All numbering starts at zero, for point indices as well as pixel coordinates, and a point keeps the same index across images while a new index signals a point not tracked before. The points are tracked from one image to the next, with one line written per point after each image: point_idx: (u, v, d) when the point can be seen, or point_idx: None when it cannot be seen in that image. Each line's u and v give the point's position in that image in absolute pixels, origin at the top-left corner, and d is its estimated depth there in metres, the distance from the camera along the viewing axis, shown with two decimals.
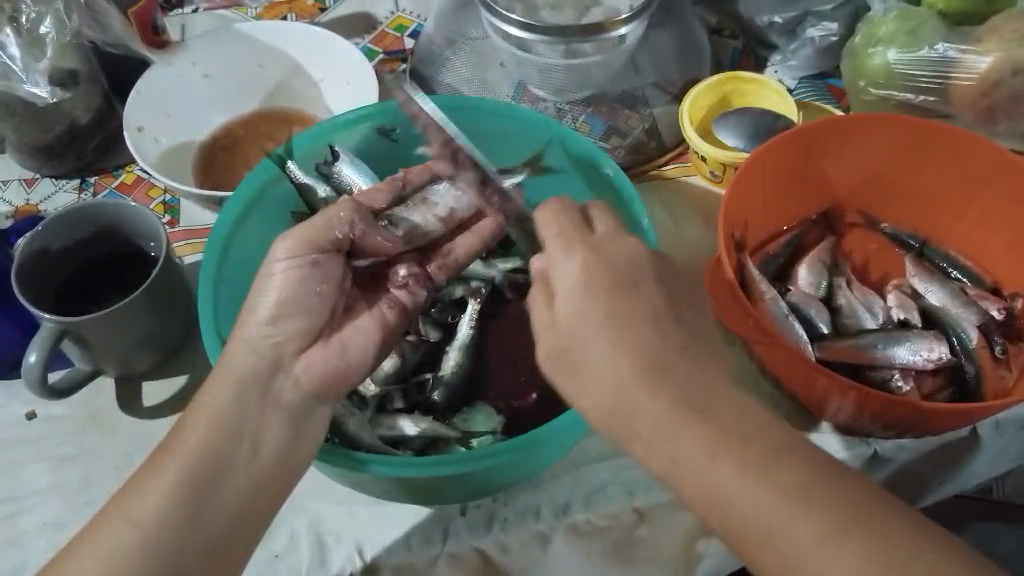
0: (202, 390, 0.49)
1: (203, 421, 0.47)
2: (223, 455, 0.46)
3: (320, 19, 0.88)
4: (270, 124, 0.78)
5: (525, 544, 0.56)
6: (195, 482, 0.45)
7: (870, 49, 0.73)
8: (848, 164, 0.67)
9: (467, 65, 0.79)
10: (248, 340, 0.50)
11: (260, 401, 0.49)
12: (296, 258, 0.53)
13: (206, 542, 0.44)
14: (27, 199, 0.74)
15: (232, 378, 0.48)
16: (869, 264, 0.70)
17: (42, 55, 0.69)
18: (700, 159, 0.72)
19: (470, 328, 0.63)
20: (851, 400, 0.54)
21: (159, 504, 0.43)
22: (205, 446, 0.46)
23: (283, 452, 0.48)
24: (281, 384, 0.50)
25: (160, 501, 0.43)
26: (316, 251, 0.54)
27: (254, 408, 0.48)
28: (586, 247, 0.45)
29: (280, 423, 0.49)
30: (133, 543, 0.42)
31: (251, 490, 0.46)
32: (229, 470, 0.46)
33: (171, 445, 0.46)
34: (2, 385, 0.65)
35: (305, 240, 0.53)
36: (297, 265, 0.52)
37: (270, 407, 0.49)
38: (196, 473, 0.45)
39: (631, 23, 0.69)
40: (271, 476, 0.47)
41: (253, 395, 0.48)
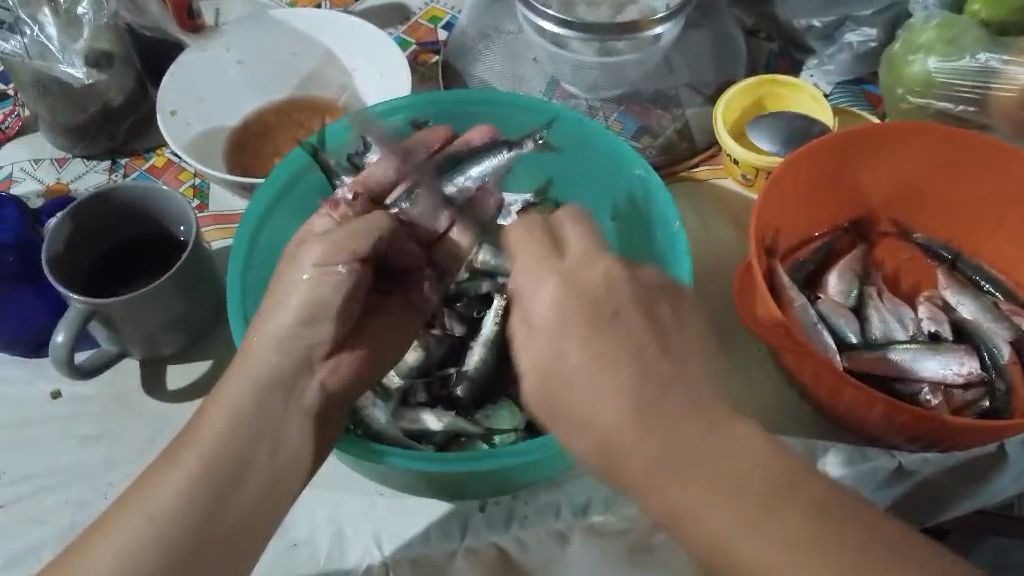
0: (226, 379, 0.48)
1: (222, 415, 0.46)
2: (245, 447, 0.46)
3: (354, 8, 0.87)
4: (302, 113, 0.78)
5: (541, 541, 0.56)
6: (219, 475, 0.44)
7: (909, 56, 0.71)
8: (883, 173, 0.66)
9: (502, 59, 0.79)
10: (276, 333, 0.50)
11: (287, 398, 0.48)
12: (327, 266, 0.50)
13: (223, 537, 0.43)
14: (58, 177, 0.75)
15: (258, 370, 0.48)
16: (901, 276, 0.69)
17: (79, 34, 0.68)
18: (732, 162, 0.72)
19: (495, 322, 0.62)
20: (878, 411, 0.53)
21: (180, 498, 0.43)
22: (226, 438, 0.45)
23: (300, 448, 0.48)
24: (307, 383, 0.50)
25: (176, 496, 0.43)
26: (354, 260, 0.51)
27: (276, 405, 0.48)
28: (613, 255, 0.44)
29: (301, 419, 0.49)
30: (151, 532, 0.41)
31: (268, 486, 0.46)
32: (248, 463, 0.45)
33: (191, 435, 0.45)
34: (30, 363, 0.66)
35: (342, 246, 0.51)
36: (328, 272, 0.50)
37: (293, 401, 0.49)
38: (218, 468, 0.44)
39: (668, 22, 0.68)
40: (292, 473, 0.47)
41: (277, 390, 0.48)
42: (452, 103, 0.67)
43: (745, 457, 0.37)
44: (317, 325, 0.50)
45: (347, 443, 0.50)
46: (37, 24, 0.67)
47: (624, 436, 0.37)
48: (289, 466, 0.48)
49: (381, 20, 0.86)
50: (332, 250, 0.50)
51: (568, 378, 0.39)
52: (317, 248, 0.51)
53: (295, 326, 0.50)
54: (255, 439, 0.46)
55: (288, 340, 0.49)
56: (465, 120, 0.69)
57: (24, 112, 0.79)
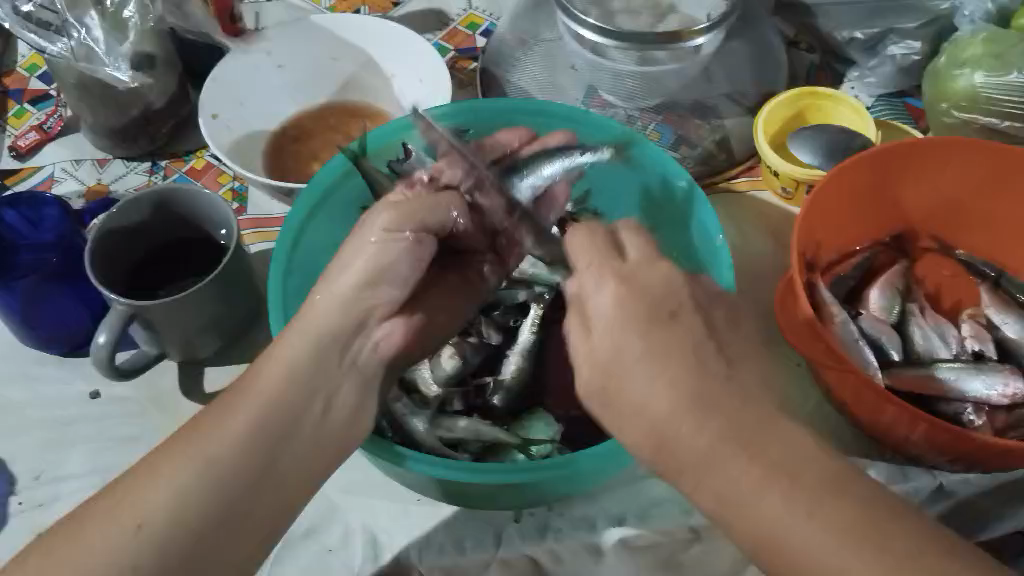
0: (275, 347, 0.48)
1: None
2: (295, 407, 0.45)
3: (393, 13, 0.88)
4: (339, 119, 0.79)
5: (576, 554, 0.56)
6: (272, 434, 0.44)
7: (955, 70, 0.71)
8: (927, 191, 0.66)
9: (542, 66, 0.77)
10: None
11: (337, 377, 0.47)
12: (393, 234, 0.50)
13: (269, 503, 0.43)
14: (98, 178, 0.75)
15: None
16: (942, 292, 0.69)
17: (124, 38, 0.68)
18: (772, 174, 0.71)
19: (532, 331, 0.63)
20: (918, 432, 0.53)
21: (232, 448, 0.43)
22: (279, 392, 0.45)
23: (348, 408, 0.48)
24: (360, 344, 0.49)
25: (204, 479, 0.41)
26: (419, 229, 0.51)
27: None
28: (655, 274, 0.44)
29: (354, 382, 0.49)
30: (176, 513, 0.40)
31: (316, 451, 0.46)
32: (298, 426, 0.45)
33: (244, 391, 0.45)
34: (69, 363, 0.66)
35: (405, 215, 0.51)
36: (396, 238, 0.50)
37: (347, 364, 0.48)
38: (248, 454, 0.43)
39: (709, 33, 0.68)
40: (342, 436, 0.47)
41: (330, 350, 0.48)
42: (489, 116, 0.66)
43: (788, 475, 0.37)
44: (378, 288, 0.50)
45: (372, 443, 0.50)
46: (84, 27, 0.66)
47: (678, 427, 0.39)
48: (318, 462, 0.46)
49: (420, 24, 0.87)
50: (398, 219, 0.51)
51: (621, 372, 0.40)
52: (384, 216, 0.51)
53: (358, 288, 0.49)
54: (303, 401, 0.46)
55: (345, 304, 0.48)
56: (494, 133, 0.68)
57: (65, 112, 0.80)
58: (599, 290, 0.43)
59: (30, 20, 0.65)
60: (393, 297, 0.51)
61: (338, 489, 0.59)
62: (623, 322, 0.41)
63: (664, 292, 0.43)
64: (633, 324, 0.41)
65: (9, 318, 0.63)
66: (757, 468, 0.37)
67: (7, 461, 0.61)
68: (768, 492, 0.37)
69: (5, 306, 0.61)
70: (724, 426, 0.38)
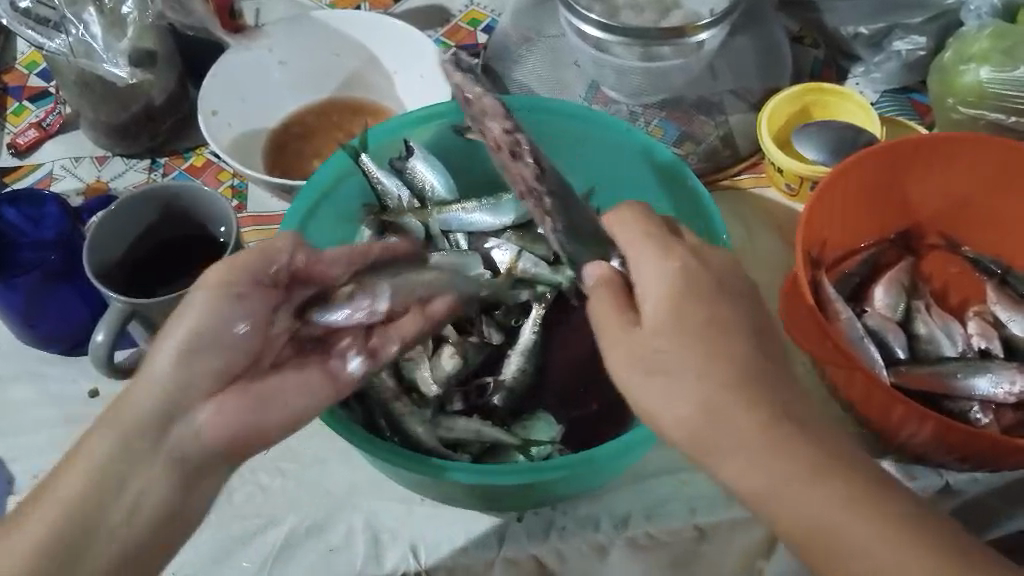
0: (91, 433, 0.45)
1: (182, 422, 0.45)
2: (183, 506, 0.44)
3: (394, 9, 0.87)
4: (341, 116, 0.78)
5: (581, 555, 0.55)
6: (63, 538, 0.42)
7: (961, 66, 0.70)
8: (933, 188, 0.65)
9: (545, 64, 0.77)
10: None
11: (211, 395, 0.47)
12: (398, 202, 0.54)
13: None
14: (97, 176, 0.75)
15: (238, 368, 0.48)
16: (949, 289, 0.69)
17: (123, 34, 0.68)
18: (777, 171, 0.71)
19: (533, 331, 0.61)
20: (927, 429, 0.52)
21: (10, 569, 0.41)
22: (80, 492, 0.43)
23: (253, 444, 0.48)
24: (174, 434, 0.45)
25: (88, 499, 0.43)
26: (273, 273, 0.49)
27: (230, 408, 0.46)
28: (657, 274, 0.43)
29: (170, 477, 0.44)
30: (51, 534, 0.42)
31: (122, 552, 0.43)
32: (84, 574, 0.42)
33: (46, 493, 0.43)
34: (69, 361, 0.66)
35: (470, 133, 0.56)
36: None
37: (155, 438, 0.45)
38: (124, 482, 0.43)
39: (712, 29, 0.67)
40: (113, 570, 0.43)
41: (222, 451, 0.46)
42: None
43: (824, 463, 0.39)
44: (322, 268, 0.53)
45: (371, 444, 0.49)
46: (82, 23, 0.66)
47: None
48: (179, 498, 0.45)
49: (421, 21, 0.86)
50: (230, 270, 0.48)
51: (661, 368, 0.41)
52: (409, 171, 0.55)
53: (173, 366, 0.46)
54: (109, 496, 0.43)
55: (156, 389, 0.45)
56: (482, 168, 0.71)
57: (65, 110, 0.79)
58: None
59: (29, 16, 0.65)
60: (224, 363, 0.47)
61: (342, 489, 0.59)
62: None
63: (705, 295, 0.42)
64: (703, 326, 0.41)
65: (10, 317, 0.62)
66: (796, 464, 0.39)
67: (9, 461, 0.61)
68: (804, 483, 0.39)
69: (7, 304, 0.61)
70: (771, 415, 0.40)
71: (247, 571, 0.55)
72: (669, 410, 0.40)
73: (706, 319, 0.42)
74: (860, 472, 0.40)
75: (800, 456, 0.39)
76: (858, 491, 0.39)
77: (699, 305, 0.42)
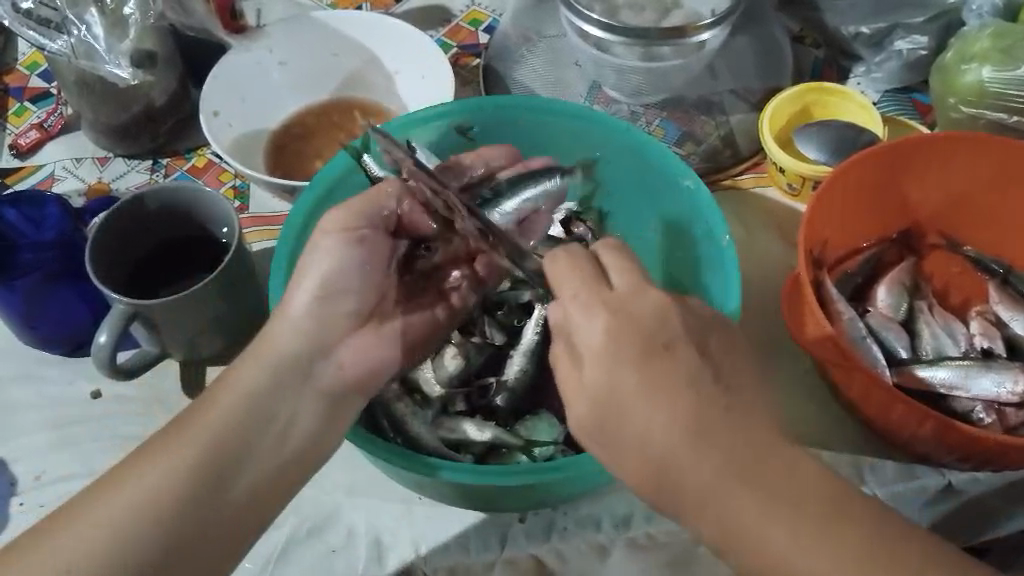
0: (240, 364, 0.48)
1: (234, 399, 0.47)
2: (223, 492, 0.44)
3: (395, 9, 0.87)
4: (342, 115, 0.78)
5: (580, 555, 0.55)
6: (224, 456, 0.45)
7: (962, 65, 0.70)
8: (934, 187, 0.65)
9: (545, 64, 0.77)
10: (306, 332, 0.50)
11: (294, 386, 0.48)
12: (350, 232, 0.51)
13: (223, 522, 0.44)
14: (99, 176, 0.75)
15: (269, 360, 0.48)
16: (950, 289, 0.68)
17: (125, 35, 0.67)
18: (778, 170, 0.71)
19: (535, 333, 0.61)
20: (927, 430, 0.52)
21: (179, 479, 0.43)
22: (234, 417, 0.46)
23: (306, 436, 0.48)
24: (322, 369, 0.49)
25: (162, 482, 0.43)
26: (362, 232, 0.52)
27: (286, 387, 0.48)
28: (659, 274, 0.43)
29: (318, 406, 0.49)
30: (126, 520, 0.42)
31: (276, 469, 0.47)
32: None
33: (193, 420, 0.46)
34: (71, 362, 0.66)
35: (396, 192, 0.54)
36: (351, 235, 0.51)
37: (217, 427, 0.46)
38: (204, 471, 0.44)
39: (714, 29, 0.67)
40: None
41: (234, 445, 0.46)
42: (493, 112, 0.66)
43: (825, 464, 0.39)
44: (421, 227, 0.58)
45: (372, 445, 0.49)
46: (84, 24, 0.66)
47: (682, 449, 0.38)
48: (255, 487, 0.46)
49: (422, 21, 0.86)
50: (353, 217, 0.52)
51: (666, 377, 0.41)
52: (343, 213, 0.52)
53: (311, 308, 0.49)
54: (262, 423, 0.47)
55: (305, 325, 0.49)
56: None
57: (65, 110, 0.79)
58: (633, 291, 0.42)
59: (30, 17, 0.65)
60: (360, 304, 0.52)
61: (343, 490, 0.59)
62: (634, 330, 0.40)
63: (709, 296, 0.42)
64: (685, 326, 0.41)
65: (10, 317, 0.62)
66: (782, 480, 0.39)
67: (11, 462, 0.61)
68: (760, 513, 0.37)
69: (7, 305, 0.61)
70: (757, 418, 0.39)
71: (249, 572, 0.55)
72: (652, 429, 0.39)
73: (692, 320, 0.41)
74: None
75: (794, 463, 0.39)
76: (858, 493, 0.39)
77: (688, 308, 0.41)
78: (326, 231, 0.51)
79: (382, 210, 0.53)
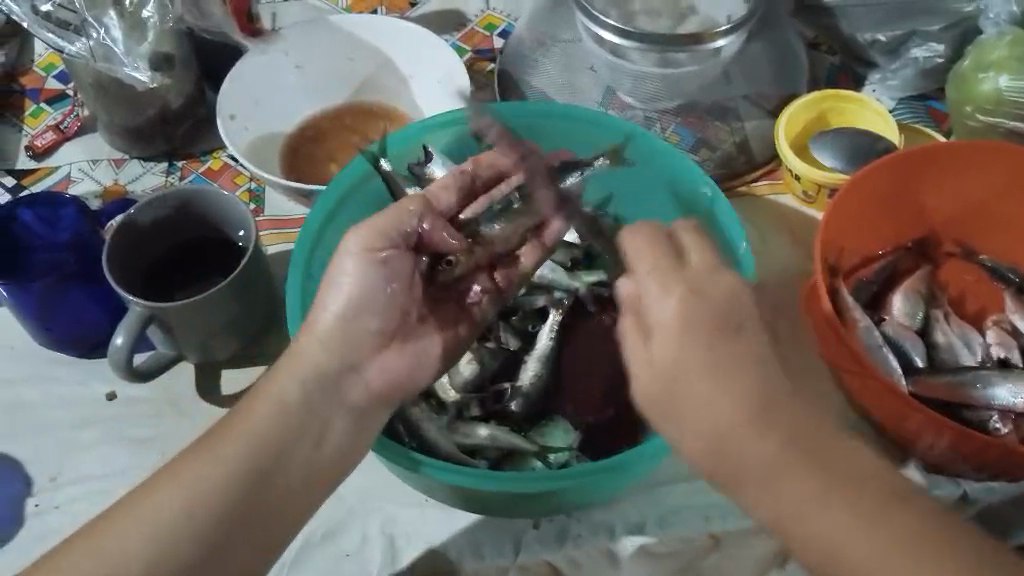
0: (272, 375, 0.50)
1: (270, 409, 0.48)
2: (248, 507, 0.45)
3: (410, 13, 0.87)
4: (354, 118, 0.78)
5: (595, 561, 0.55)
6: (258, 464, 0.46)
7: (980, 74, 0.70)
8: (949, 195, 0.65)
9: (559, 68, 0.76)
10: (322, 336, 0.50)
11: (331, 395, 0.49)
12: (367, 252, 0.51)
13: (261, 535, 0.45)
14: (115, 178, 0.75)
15: (299, 368, 0.49)
16: (966, 297, 0.68)
17: (143, 38, 0.68)
18: (793, 177, 0.71)
19: (550, 337, 0.62)
20: (944, 439, 0.52)
21: (214, 486, 0.45)
22: (268, 426, 0.47)
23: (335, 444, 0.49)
24: (351, 382, 0.50)
25: (190, 503, 0.44)
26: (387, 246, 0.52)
27: (318, 398, 0.49)
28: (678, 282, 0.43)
29: (347, 420, 0.50)
30: (155, 545, 0.43)
31: (307, 478, 0.48)
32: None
33: (227, 430, 0.47)
34: (86, 363, 0.66)
35: (380, 229, 0.52)
36: (372, 256, 0.51)
37: (249, 440, 0.46)
38: (240, 489, 0.45)
39: (730, 35, 0.67)
40: None
41: (261, 456, 0.46)
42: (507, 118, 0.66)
43: (844, 473, 0.39)
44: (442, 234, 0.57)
45: (387, 449, 0.50)
46: (103, 26, 0.66)
47: None
48: (289, 499, 0.47)
49: (437, 25, 0.86)
50: (375, 237, 0.52)
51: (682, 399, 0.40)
52: (359, 236, 0.52)
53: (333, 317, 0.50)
54: (294, 433, 0.48)
55: (331, 339, 0.50)
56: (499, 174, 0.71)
57: (82, 112, 0.79)
58: (651, 298, 0.42)
59: (50, 20, 0.65)
60: (382, 323, 0.52)
61: (358, 494, 0.59)
62: None
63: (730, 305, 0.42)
64: (704, 330, 0.41)
65: (26, 318, 0.62)
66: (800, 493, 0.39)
67: (26, 462, 0.61)
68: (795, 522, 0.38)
69: (23, 307, 0.61)
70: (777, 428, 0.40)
71: None
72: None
73: (710, 324, 0.41)
74: (883, 482, 0.39)
75: (814, 473, 0.39)
76: (877, 500, 0.39)
77: (710, 313, 0.41)
78: (349, 252, 0.51)
79: (404, 227, 0.53)
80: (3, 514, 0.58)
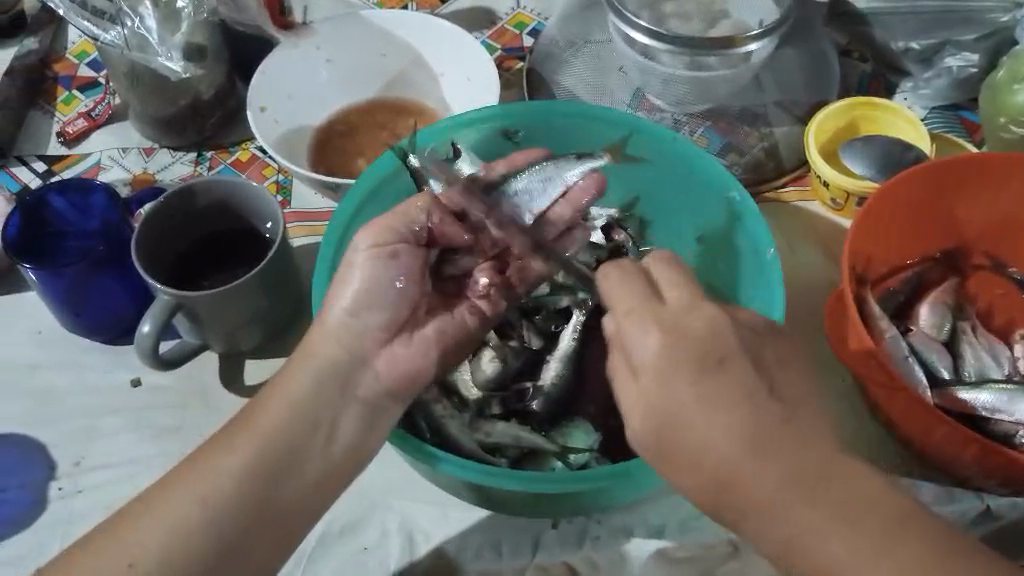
0: (284, 375, 0.50)
1: (284, 403, 0.48)
2: (263, 500, 0.45)
3: (441, 10, 0.87)
4: (384, 116, 0.78)
5: (613, 563, 0.55)
6: (268, 462, 0.46)
7: (1014, 85, 0.69)
8: (980, 207, 0.64)
9: (589, 69, 0.77)
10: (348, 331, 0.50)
11: (344, 390, 0.50)
12: (383, 246, 0.52)
13: (272, 528, 0.46)
14: (144, 167, 0.76)
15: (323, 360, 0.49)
16: (994, 310, 0.67)
17: (177, 28, 0.68)
18: (822, 184, 0.70)
19: (573, 337, 0.61)
20: (969, 453, 0.52)
21: (231, 480, 0.45)
22: (278, 424, 0.47)
23: (354, 439, 0.49)
24: (364, 375, 0.51)
25: (201, 497, 0.44)
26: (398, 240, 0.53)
27: (334, 392, 0.49)
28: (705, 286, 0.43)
29: (365, 414, 0.50)
30: (165, 541, 0.43)
31: (318, 478, 0.48)
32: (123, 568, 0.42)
33: (244, 426, 0.47)
34: (112, 350, 0.66)
35: (389, 227, 0.53)
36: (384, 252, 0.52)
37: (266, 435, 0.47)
38: (249, 482, 0.45)
39: (761, 39, 0.66)
40: None
41: (279, 449, 0.47)
42: (535, 119, 0.66)
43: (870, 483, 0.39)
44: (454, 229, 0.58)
45: (407, 443, 0.50)
46: (138, 15, 0.66)
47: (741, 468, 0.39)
48: (301, 496, 0.47)
49: (468, 22, 0.86)
50: (382, 234, 0.53)
51: (687, 417, 0.40)
52: (367, 235, 0.53)
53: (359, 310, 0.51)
54: (303, 429, 0.48)
55: (351, 331, 0.51)
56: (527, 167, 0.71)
57: (113, 101, 0.80)
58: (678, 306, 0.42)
59: (85, 8, 0.65)
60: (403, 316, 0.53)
61: (378, 489, 0.59)
62: None
63: None
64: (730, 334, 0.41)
65: (54, 304, 0.63)
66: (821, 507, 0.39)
67: (51, 446, 0.62)
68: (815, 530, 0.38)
69: (52, 293, 0.61)
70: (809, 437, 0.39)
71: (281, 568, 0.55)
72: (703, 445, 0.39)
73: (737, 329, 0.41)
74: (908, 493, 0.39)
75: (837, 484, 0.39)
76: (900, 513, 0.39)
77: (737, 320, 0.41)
78: (360, 249, 0.52)
79: (413, 224, 0.55)
80: (25, 498, 0.59)
